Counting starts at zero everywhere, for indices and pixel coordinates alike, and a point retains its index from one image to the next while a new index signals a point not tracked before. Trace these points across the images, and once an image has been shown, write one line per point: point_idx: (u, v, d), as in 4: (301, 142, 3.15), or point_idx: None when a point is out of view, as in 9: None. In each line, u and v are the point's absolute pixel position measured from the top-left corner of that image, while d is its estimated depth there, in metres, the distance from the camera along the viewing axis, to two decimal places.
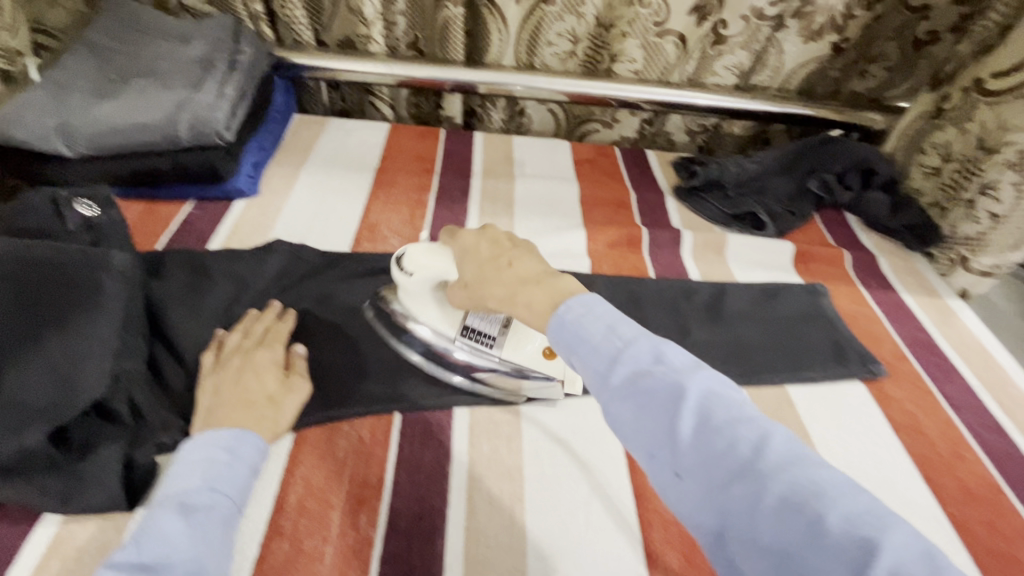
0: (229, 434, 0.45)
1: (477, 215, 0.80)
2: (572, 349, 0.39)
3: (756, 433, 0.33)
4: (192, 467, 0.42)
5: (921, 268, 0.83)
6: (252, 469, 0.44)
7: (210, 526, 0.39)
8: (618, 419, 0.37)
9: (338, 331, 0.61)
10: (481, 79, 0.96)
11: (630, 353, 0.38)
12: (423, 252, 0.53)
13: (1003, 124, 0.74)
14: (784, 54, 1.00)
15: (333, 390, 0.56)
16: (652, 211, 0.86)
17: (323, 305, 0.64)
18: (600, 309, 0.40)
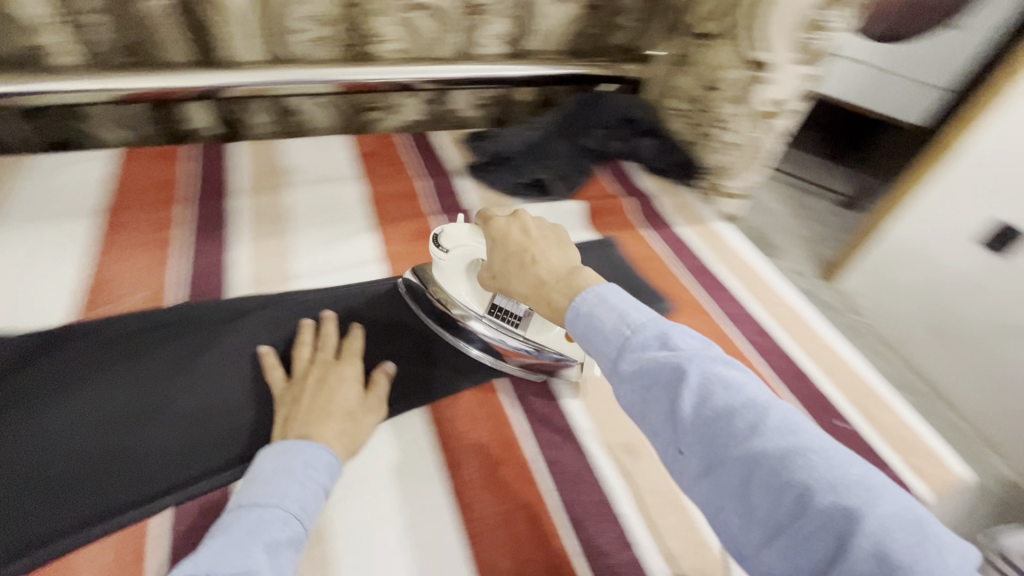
0: (306, 450, 0.45)
1: (248, 239, 0.70)
2: (586, 337, 0.45)
3: (754, 413, 0.38)
4: (270, 484, 0.42)
5: (689, 200, 0.92)
6: (323, 493, 0.44)
7: (274, 546, 0.38)
8: (627, 401, 0.42)
9: (65, 433, 0.49)
10: (221, 82, 0.83)
11: (637, 339, 0.43)
12: (462, 232, 0.58)
13: (716, 65, 0.85)
14: (543, 16, 1.02)
15: (64, 511, 0.45)
16: (446, 195, 0.83)
17: (38, 405, 0.50)
18: (608, 300, 0.45)
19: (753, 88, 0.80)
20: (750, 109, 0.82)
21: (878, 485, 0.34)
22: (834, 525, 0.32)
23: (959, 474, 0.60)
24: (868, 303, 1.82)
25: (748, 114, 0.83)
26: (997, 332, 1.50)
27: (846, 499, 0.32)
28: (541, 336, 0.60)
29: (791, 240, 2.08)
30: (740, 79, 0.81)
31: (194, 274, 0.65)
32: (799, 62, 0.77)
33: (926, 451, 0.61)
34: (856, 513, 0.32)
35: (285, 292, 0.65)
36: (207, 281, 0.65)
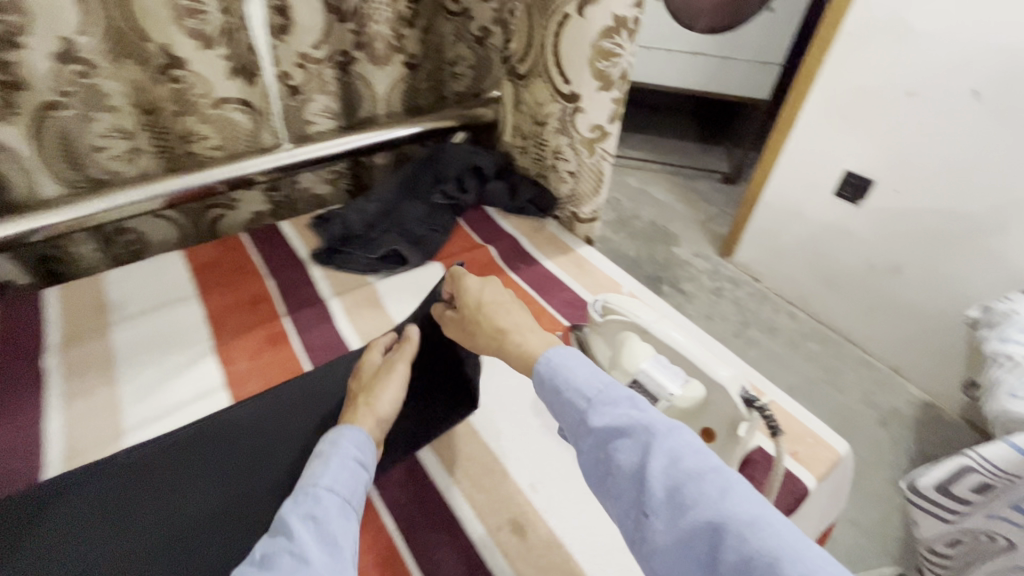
0: (346, 437, 0.53)
1: (62, 404, 0.62)
2: (560, 394, 0.49)
3: (716, 479, 0.40)
4: (319, 468, 0.50)
5: (552, 232, 0.93)
6: (362, 466, 0.51)
7: (300, 517, 0.45)
8: (596, 463, 0.45)
9: None
10: (25, 227, 0.76)
11: (610, 404, 0.46)
12: (620, 300, 0.61)
13: (539, 103, 0.87)
14: (370, 83, 1.01)
15: None
16: (297, 290, 0.78)
17: None
18: (580, 362, 0.50)
19: (574, 117, 0.82)
20: (578, 137, 0.84)
21: (827, 557, 0.36)
22: None
23: (841, 451, 0.60)
24: (762, 268, 1.94)
25: (579, 142, 0.84)
26: (870, 269, 1.63)
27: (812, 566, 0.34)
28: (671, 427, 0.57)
29: (684, 225, 2.19)
30: (563, 111, 0.83)
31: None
32: (605, 88, 0.78)
33: (809, 435, 0.61)
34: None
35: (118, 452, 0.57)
36: (12, 468, 0.57)
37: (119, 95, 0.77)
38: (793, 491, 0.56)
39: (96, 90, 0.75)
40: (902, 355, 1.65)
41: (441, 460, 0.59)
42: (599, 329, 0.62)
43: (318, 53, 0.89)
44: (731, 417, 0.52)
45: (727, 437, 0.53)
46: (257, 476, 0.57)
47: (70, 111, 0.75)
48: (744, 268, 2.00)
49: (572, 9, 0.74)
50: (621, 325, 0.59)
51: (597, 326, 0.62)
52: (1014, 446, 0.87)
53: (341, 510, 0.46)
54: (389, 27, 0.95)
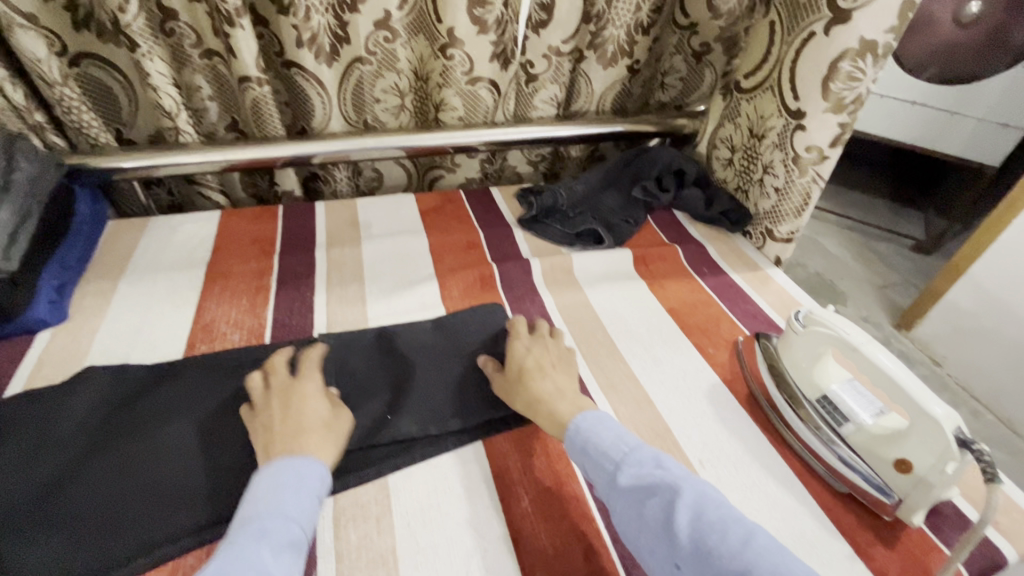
0: (295, 462, 0.50)
1: (325, 288, 0.79)
2: (585, 451, 0.52)
3: (741, 529, 0.43)
4: (265, 494, 0.47)
5: (739, 247, 0.94)
6: (318, 496, 0.49)
7: (281, 548, 0.43)
8: (625, 515, 0.48)
9: (203, 443, 0.57)
10: (315, 150, 0.95)
11: (634, 459, 0.50)
12: (825, 313, 0.61)
13: (762, 115, 0.87)
14: (592, 81, 1.10)
15: (174, 514, 0.51)
16: (502, 246, 0.89)
17: (178, 411, 0.59)
18: (603, 421, 0.54)
19: (794, 134, 0.82)
20: (792, 155, 0.83)
21: None
22: None
23: None
24: (948, 353, 1.66)
25: (794, 159, 0.84)
26: None
27: None
28: (858, 447, 0.57)
29: (856, 284, 1.99)
30: (785, 127, 0.83)
31: (278, 314, 0.74)
32: (834, 112, 0.78)
33: (1017, 509, 0.56)
34: None
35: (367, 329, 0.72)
36: (291, 324, 0.73)
37: (405, 59, 0.96)
38: (988, 557, 0.52)
39: (392, 54, 0.93)
40: None
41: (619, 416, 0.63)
42: (798, 336, 0.63)
43: (565, 47, 1.01)
44: (939, 452, 0.50)
45: (928, 470, 0.51)
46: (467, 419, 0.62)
47: (370, 67, 0.94)
48: (922, 347, 1.73)
49: (820, 28, 0.74)
50: (826, 337, 0.59)
51: (796, 333, 0.63)
52: None
53: (296, 541, 0.44)
54: (625, 32, 1.03)
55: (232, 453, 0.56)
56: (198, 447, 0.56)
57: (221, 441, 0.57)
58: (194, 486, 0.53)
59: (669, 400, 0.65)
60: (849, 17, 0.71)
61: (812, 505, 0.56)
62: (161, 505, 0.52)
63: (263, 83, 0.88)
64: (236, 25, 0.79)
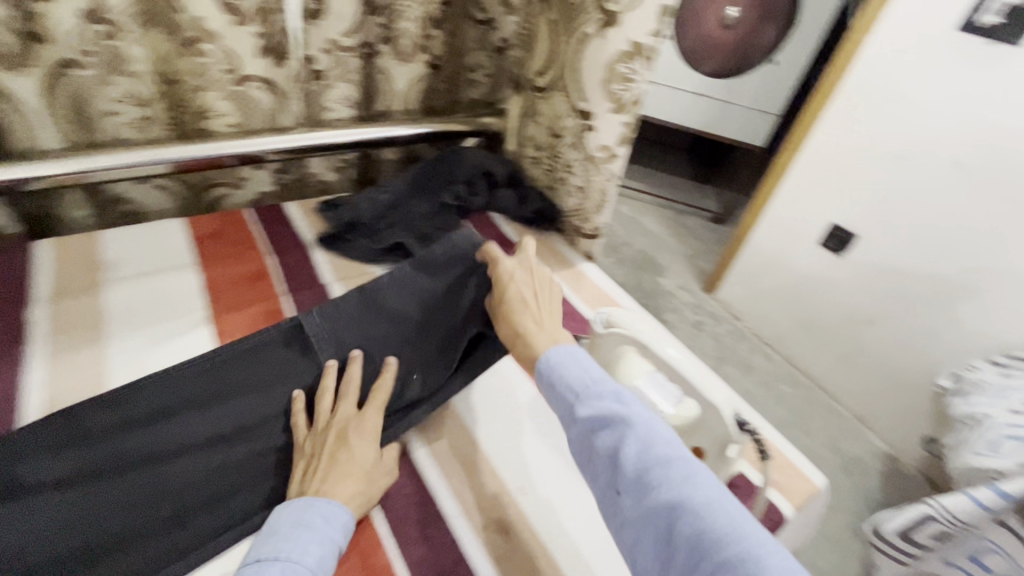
0: (315, 505, 0.52)
1: (47, 359, 0.60)
2: (551, 381, 0.52)
3: (682, 469, 0.43)
4: (285, 536, 0.49)
5: (554, 244, 0.95)
6: (336, 544, 0.50)
7: None
8: (579, 443, 0.48)
9: (180, 449, 0.58)
10: (24, 171, 0.72)
11: (595, 393, 0.49)
12: (624, 314, 0.63)
13: (557, 114, 0.88)
14: (390, 79, 1.02)
15: (172, 513, 0.56)
16: (298, 272, 0.77)
17: (140, 425, 0.57)
18: (572, 353, 0.52)
19: (585, 134, 0.84)
20: (588, 155, 0.86)
21: (768, 546, 0.39)
22: (727, 566, 0.38)
23: (818, 483, 0.62)
24: (744, 309, 1.95)
25: (587, 159, 0.87)
26: (846, 320, 1.65)
27: (752, 554, 0.38)
28: None
29: (672, 257, 2.22)
30: (578, 126, 0.85)
31: None
32: (618, 112, 0.80)
33: (789, 466, 0.63)
34: (757, 563, 0.37)
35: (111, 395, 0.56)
36: None
37: (139, 59, 0.75)
38: (772, 519, 0.57)
39: (117, 54, 0.74)
40: (875, 406, 1.66)
41: None
42: (603, 336, 0.63)
43: (349, 40, 0.91)
44: (721, 437, 0.55)
45: (716, 455, 0.56)
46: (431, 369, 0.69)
47: (88, 74, 0.74)
48: (725, 306, 2.00)
49: (595, 28, 0.76)
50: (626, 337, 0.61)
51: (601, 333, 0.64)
52: (975, 500, 0.92)
53: None
54: (417, 27, 0.97)
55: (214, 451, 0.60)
56: (215, 446, 0.60)
57: (235, 433, 0.61)
58: (215, 488, 0.59)
59: None
60: (617, 20, 0.73)
61: None
62: (174, 522, 0.56)
63: None
64: None
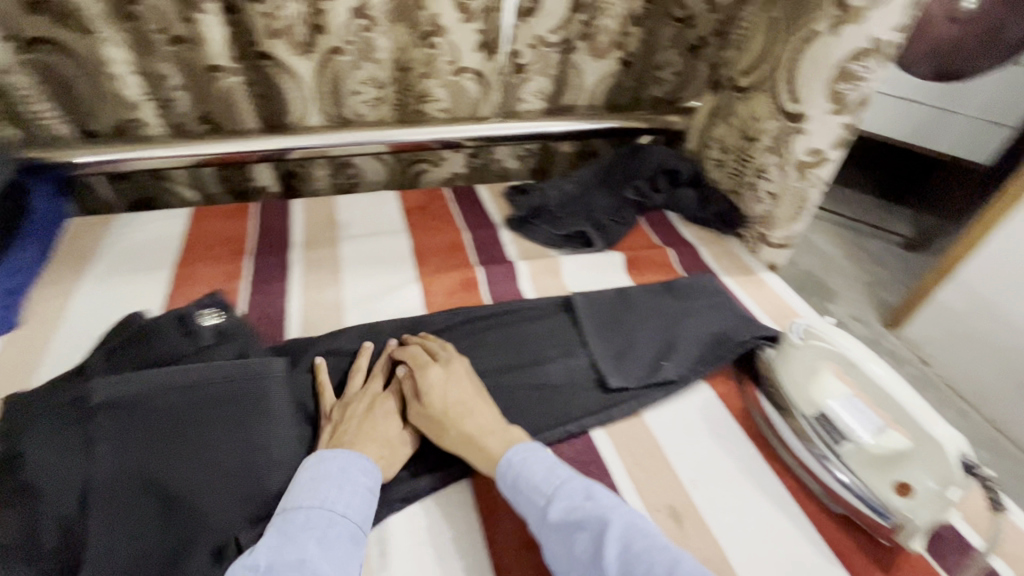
0: (344, 458, 0.52)
1: (301, 290, 0.75)
2: (514, 488, 0.51)
3: (668, 561, 0.44)
4: (311, 486, 0.50)
5: (735, 251, 0.90)
6: (368, 489, 0.51)
7: (330, 544, 0.46)
8: (551, 551, 0.47)
9: (483, 368, 0.66)
10: (290, 144, 0.90)
11: (564, 492, 0.49)
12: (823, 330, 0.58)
13: (755, 115, 0.84)
14: (583, 74, 1.06)
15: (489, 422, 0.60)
16: (487, 247, 0.85)
17: (452, 346, 0.68)
18: (529, 456, 0.52)
19: (794, 138, 0.79)
20: (794, 159, 0.80)
21: None
22: None
23: None
24: None
25: (793, 165, 0.80)
26: None
27: None
28: (856, 464, 0.55)
29: None
30: (781, 129, 0.80)
31: (249, 323, 0.69)
32: (836, 112, 0.75)
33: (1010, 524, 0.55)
34: None
35: (360, 327, 0.67)
36: (262, 333, 0.68)
37: (385, 49, 0.90)
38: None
39: (369, 44, 0.88)
40: None
41: (610, 435, 0.61)
42: (796, 349, 0.61)
43: (553, 37, 0.96)
44: (941, 475, 0.49)
45: (930, 495, 0.49)
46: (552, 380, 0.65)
47: (348, 57, 0.89)
48: None
49: (825, 27, 0.71)
50: (826, 353, 0.57)
51: (795, 347, 0.61)
52: None
53: (347, 537, 0.48)
54: (617, 23, 0.99)
55: (511, 377, 0.65)
56: (507, 367, 0.66)
57: (525, 361, 0.67)
58: (518, 402, 0.62)
59: (658, 415, 0.63)
60: (861, 17, 0.68)
61: (803, 528, 0.53)
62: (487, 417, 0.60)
63: (233, 73, 0.85)
64: (200, 9, 0.77)
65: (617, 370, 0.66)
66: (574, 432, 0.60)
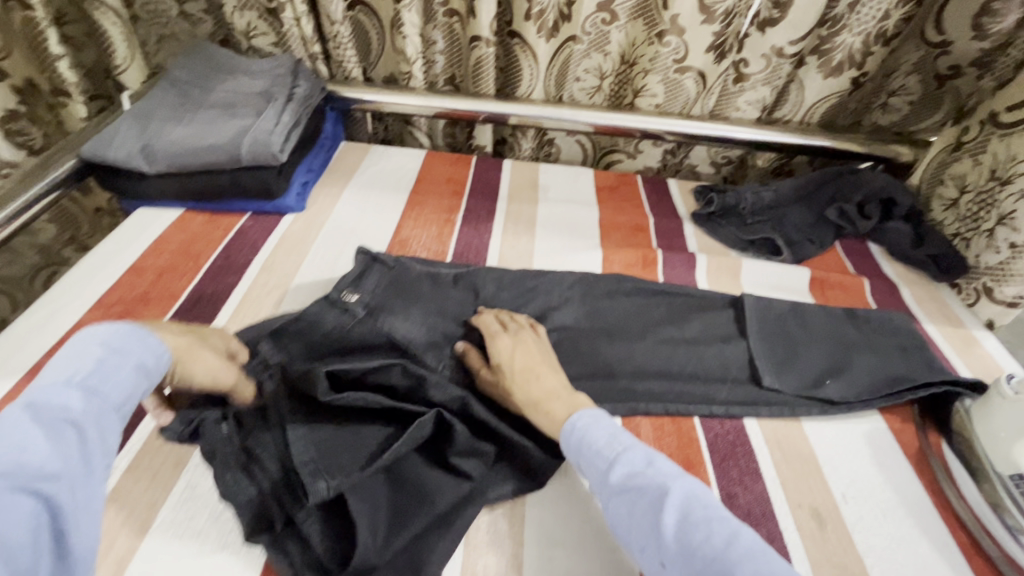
0: (118, 335, 0.47)
1: (501, 233, 0.87)
2: (580, 452, 0.51)
3: (728, 530, 0.42)
4: (71, 363, 0.44)
5: (943, 298, 0.83)
6: (144, 373, 0.47)
7: (67, 428, 0.40)
8: (616, 514, 0.47)
9: (648, 335, 0.70)
10: (512, 112, 1.03)
11: (625, 457, 0.49)
12: None
13: (1014, 155, 0.75)
14: (806, 89, 1.03)
15: (645, 382, 0.65)
16: (669, 235, 0.89)
17: (625, 308, 0.73)
18: (595, 421, 0.53)
19: None
20: None
21: None
22: None
23: None
24: None
25: None
26: None
27: None
28: None
29: None
30: None
31: (459, 248, 0.82)
32: None
33: None
34: None
35: (547, 270, 0.76)
36: (467, 258, 0.81)
37: (617, 42, 0.99)
38: None
39: (606, 35, 0.98)
40: None
41: (761, 426, 0.62)
42: (1003, 402, 0.57)
43: (789, 48, 0.95)
44: None
45: None
46: (713, 365, 0.67)
47: (581, 46, 0.99)
48: None
49: None
50: None
51: (1003, 399, 0.57)
52: None
53: (93, 417, 0.42)
54: (862, 39, 0.93)
55: (674, 352, 0.68)
56: (673, 341, 0.70)
57: (690, 339, 0.70)
58: (677, 372, 0.66)
59: (817, 426, 0.63)
60: None
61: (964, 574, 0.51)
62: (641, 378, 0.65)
63: (490, 45, 0.97)
64: None
65: (778, 371, 0.66)
66: (729, 414, 0.62)
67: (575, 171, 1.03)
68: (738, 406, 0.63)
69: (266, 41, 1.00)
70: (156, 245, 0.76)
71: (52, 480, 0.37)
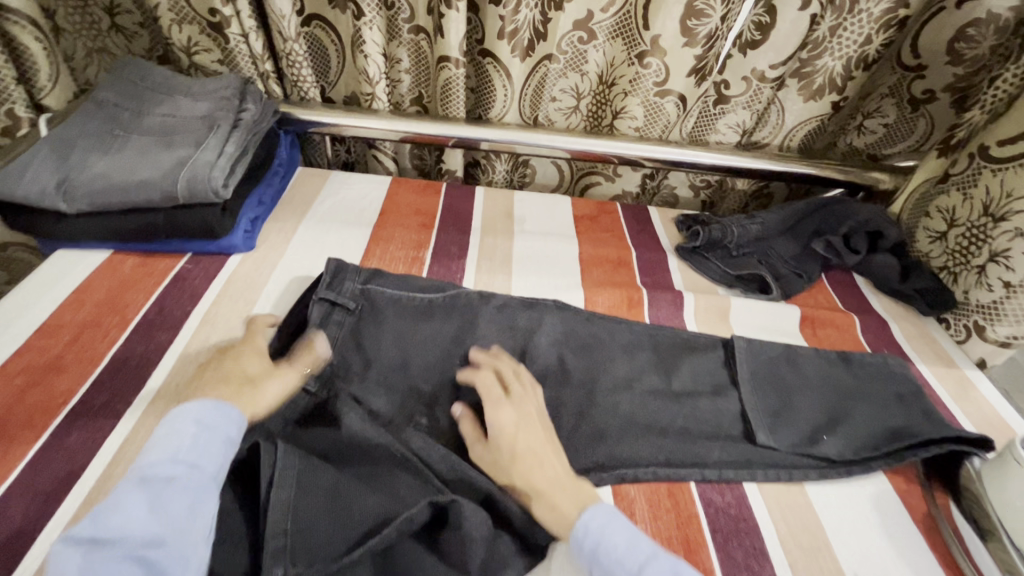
0: (210, 407, 0.49)
1: (474, 272, 0.80)
2: (596, 560, 0.46)
3: None
4: (178, 436, 0.46)
5: (933, 334, 0.80)
6: (233, 442, 0.48)
7: (167, 500, 0.41)
8: None
9: (637, 389, 0.64)
10: (484, 136, 0.96)
11: (648, 569, 0.45)
12: None
13: (1009, 192, 0.72)
14: (787, 113, 0.99)
15: (638, 447, 0.59)
16: (653, 271, 0.84)
17: (612, 358, 0.67)
18: (613, 521, 0.48)
19: None
20: None
21: None
22: None
23: None
24: None
25: None
26: None
27: None
28: None
29: None
30: None
31: None
32: None
33: None
34: None
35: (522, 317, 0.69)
36: None
37: (594, 62, 0.94)
38: None
39: (582, 55, 0.93)
40: None
41: (762, 490, 0.57)
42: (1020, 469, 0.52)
43: (771, 73, 0.92)
44: None
45: None
46: (707, 425, 0.62)
47: (557, 65, 0.94)
48: None
49: None
50: None
51: (1016, 465, 0.53)
52: None
53: (189, 485, 0.43)
54: (843, 65, 0.91)
55: (667, 408, 0.62)
56: (665, 397, 0.64)
57: (684, 393, 0.65)
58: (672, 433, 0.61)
59: (820, 489, 0.58)
60: None
61: None
62: (632, 443, 0.59)
63: (459, 66, 0.90)
64: (452, 7, 0.82)
65: (773, 427, 0.62)
66: (727, 482, 0.57)
67: (552, 200, 0.97)
68: (738, 471, 0.58)
69: (209, 57, 0.91)
70: (77, 295, 0.66)
71: (155, 547, 0.39)
